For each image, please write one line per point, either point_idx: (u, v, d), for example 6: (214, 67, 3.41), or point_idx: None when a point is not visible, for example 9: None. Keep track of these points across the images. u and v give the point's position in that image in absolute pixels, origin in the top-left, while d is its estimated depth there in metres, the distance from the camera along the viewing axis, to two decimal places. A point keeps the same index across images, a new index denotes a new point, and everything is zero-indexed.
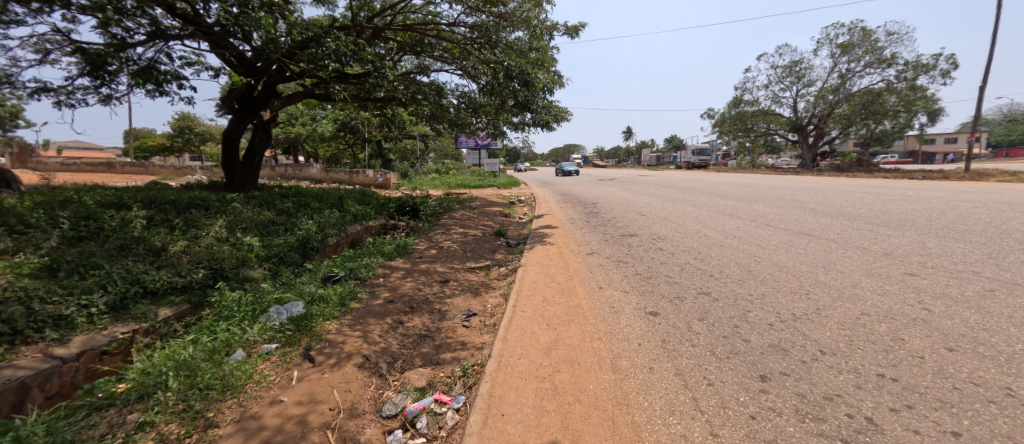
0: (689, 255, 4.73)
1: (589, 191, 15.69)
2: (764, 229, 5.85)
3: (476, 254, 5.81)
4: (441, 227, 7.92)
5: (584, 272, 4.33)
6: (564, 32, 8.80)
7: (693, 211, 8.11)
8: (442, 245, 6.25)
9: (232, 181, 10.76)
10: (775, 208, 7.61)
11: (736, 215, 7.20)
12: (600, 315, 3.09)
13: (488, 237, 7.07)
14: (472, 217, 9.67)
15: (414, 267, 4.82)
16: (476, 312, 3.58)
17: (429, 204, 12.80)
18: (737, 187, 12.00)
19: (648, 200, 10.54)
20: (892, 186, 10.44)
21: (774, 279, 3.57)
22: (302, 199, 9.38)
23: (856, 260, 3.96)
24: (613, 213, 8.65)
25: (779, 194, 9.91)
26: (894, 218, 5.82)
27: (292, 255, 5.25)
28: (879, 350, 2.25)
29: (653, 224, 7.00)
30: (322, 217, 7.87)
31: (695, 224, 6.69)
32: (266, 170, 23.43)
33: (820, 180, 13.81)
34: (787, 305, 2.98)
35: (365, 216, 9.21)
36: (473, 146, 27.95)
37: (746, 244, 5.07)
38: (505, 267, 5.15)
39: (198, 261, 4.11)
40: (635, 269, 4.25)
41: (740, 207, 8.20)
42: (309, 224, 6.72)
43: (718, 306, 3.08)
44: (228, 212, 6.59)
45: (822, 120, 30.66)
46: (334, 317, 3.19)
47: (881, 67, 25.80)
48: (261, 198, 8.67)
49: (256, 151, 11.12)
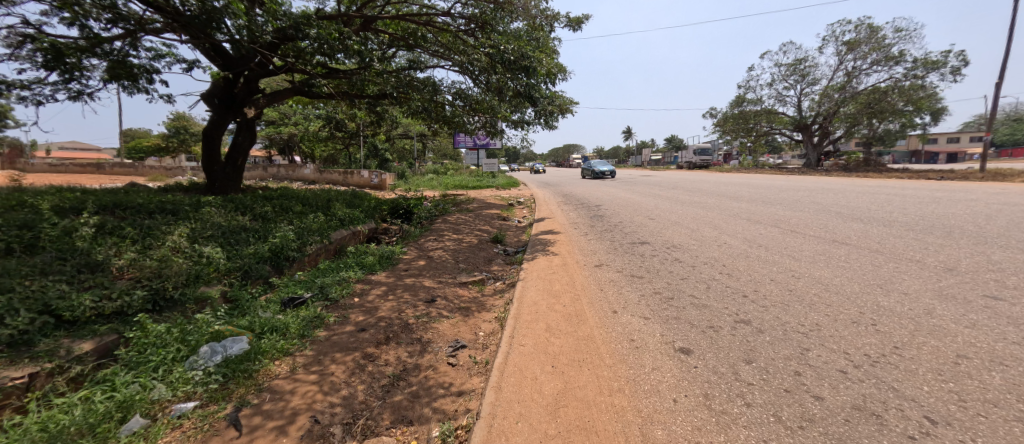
0: (713, 268, 4.12)
1: (591, 192, 15.11)
2: (791, 236, 5.24)
3: (470, 265, 5.20)
4: (433, 233, 7.28)
5: (593, 290, 3.70)
6: (567, 22, 8.19)
7: (706, 215, 7.49)
8: (432, 254, 5.63)
9: (213, 183, 10.15)
10: (796, 212, 6.99)
11: (754, 220, 6.59)
12: (617, 352, 2.48)
13: (483, 245, 6.45)
14: (467, 221, 9.04)
15: (397, 280, 4.19)
16: (465, 343, 2.96)
17: (424, 207, 12.20)
18: (747, 188, 11.38)
19: (654, 203, 9.93)
20: (915, 187, 9.82)
21: (824, 303, 2.97)
22: (285, 202, 8.77)
23: (916, 278, 3.35)
24: (619, 217, 8.03)
25: (794, 196, 9.31)
26: (936, 224, 5.22)
27: (261, 268, 4.64)
28: (1010, 420, 1.64)
29: (664, 230, 6.38)
30: (304, 222, 7.25)
31: (712, 230, 6.07)
32: (258, 170, 22.76)
33: (833, 180, 13.24)
34: (854, 341, 2.38)
35: (353, 221, 8.58)
36: (472, 146, 27.38)
37: (776, 254, 4.45)
38: (502, 282, 4.51)
39: (139, 278, 3.49)
40: (653, 288, 3.62)
41: (757, 210, 7.58)
42: (286, 231, 6.10)
43: (765, 341, 2.46)
44: (196, 217, 5.96)
45: (827, 119, 30.11)
46: (288, 354, 2.57)
47: (888, 65, 25.25)
48: (240, 201, 8.04)
49: (240, 150, 10.46)
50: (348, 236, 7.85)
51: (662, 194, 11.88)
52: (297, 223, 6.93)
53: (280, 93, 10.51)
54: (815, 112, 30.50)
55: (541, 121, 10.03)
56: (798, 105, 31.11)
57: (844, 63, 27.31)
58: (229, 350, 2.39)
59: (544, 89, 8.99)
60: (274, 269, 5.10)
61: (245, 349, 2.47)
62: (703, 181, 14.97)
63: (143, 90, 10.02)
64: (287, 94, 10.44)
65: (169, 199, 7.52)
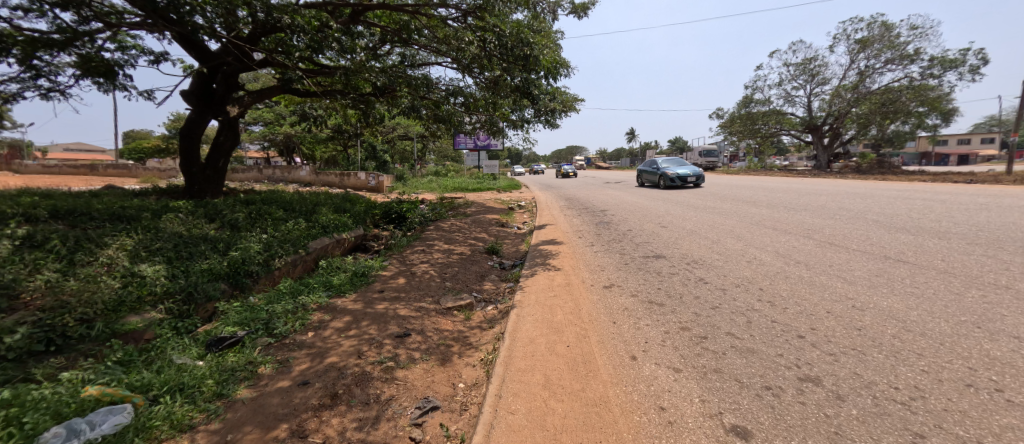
0: (748, 293, 3.39)
1: (595, 196, 14.42)
2: (832, 250, 4.51)
3: (459, 283, 4.49)
4: (422, 243, 6.59)
5: (605, 324, 2.98)
6: (571, 10, 7.48)
7: (724, 222, 6.76)
8: (417, 269, 4.94)
9: (192, 186, 9.50)
10: (827, 220, 6.25)
11: (781, 229, 5.86)
12: (644, 435, 1.74)
13: (476, 257, 5.75)
14: (463, 227, 8.35)
15: (366, 309, 3.49)
16: (437, 402, 2.25)
17: (419, 211, 11.56)
18: (764, 191, 10.64)
19: (664, 208, 9.23)
20: (946, 191, 9.09)
21: (913, 353, 2.25)
22: (266, 207, 8.13)
23: (1018, 313, 2.63)
24: (627, 225, 7.32)
25: (818, 201, 8.54)
26: (1001, 237, 4.49)
27: (211, 288, 3.94)
28: None
29: (680, 241, 5.66)
30: (280, 230, 6.58)
31: (736, 241, 5.35)
32: (253, 172, 22.12)
33: (852, 183, 12.49)
34: (984, 423, 1.66)
35: (337, 228, 7.89)
36: (473, 147, 26.76)
37: (821, 275, 3.72)
38: (493, 307, 3.81)
39: (38, 310, 2.81)
40: (680, 322, 2.89)
41: (781, 217, 6.83)
42: (254, 241, 5.42)
43: (853, 419, 1.74)
44: (153, 225, 5.30)
45: (838, 120, 29.27)
46: (186, 430, 1.87)
47: (903, 63, 24.46)
48: (213, 206, 7.40)
49: (222, 150, 9.77)
50: (331, 245, 7.15)
51: (671, 198, 11.15)
52: (272, 231, 6.25)
53: (266, 91, 9.85)
54: (825, 112, 29.67)
55: (541, 118, 9.33)
56: (808, 105, 30.30)
57: (857, 61, 26.52)
58: (97, 428, 1.69)
59: (545, 84, 8.25)
60: (231, 287, 4.39)
61: (121, 425, 1.77)
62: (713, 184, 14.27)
63: (122, 88, 9.41)
64: (274, 92, 9.78)
65: (135, 204, 6.84)
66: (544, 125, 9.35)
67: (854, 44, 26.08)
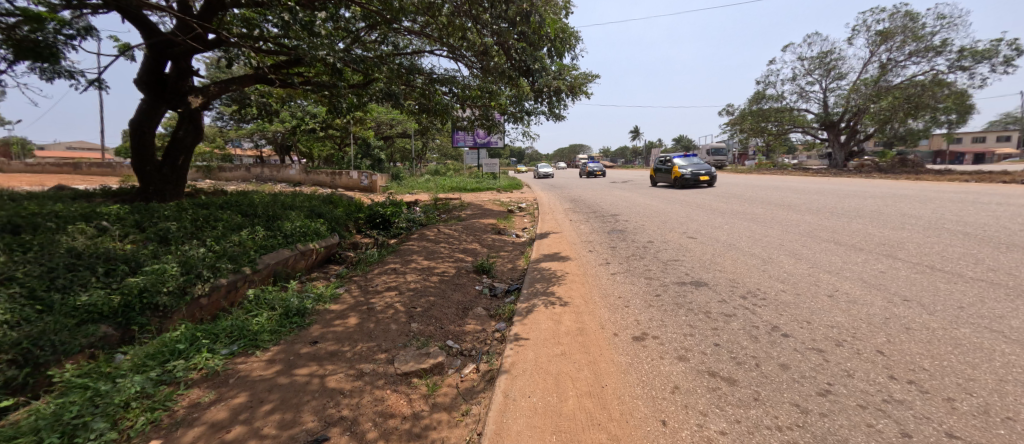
0: (865, 363, 2.18)
1: (602, 197, 13.32)
2: (943, 280, 3.30)
3: (431, 324, 3.25)
4: (398, 258, 5.34)
5: (650, 430, 1.77)
6: None
7: (766, 233, 5.58)
8: (380, 298, 3.71)
9: (147, 187, 8.34)
10: (901, 232, 5.01)
11: (850, 246, 4.60)
12: None
13: (462, 281, 4.48)
14: (452, 235, 7.12)
15: (275, 379, 2.27)
16: None
17: (408, 214, 10.49)
18: (793, 194, 9.51)
19: (684, 213, 8.03)
20: (1013, 193, 7.86)
21: None
22: (225, 212, 7.01)
23: None
24: (647, 235, 6.12)
25: (873, 206, 7.19)
26: None
27: (64, 339, 2.72)
28: None
29: (722, 260, 4.42)
30: (227, 240, 5.40)
31: (796, 262, 4.14)
32: (241, 170, 20.98)
33: (888, 184, 11.37)
34: None
35: (303, 237, 6.67)
36: (472, 145, 25.69)
37: (962, 326, 2.50)
38: (472, 371, 2.57)
39: None
40: (785, 434, 1.67)
41: (838, 227, 5.58)
42: (176, 258, 4.22)
43: None
44: (42, 238, 4.11)
45: (856, 117, 27.94)
46: None
47: (928, 56, 23.30)
48: (157, 211, 6.26)
49: (182, 146, 8.65)
50: (289, 260, 5.90)
51: (690, 201, 9.90)
52: (210, 244, 5.05)
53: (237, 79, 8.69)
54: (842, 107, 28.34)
55: (546, 105, 8.05)
56: (824, 101, 29.01)
57: (878, 54, 25.34)
58: None
59: (550, 62, 7.01)
60: (119, 330, 3.19)
61: None
62: (729, 185, 13.20)
63: (70, 77, 8.29)
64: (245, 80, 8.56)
65: (59, 208, 5.75)
66: (549, 111, 8.06)
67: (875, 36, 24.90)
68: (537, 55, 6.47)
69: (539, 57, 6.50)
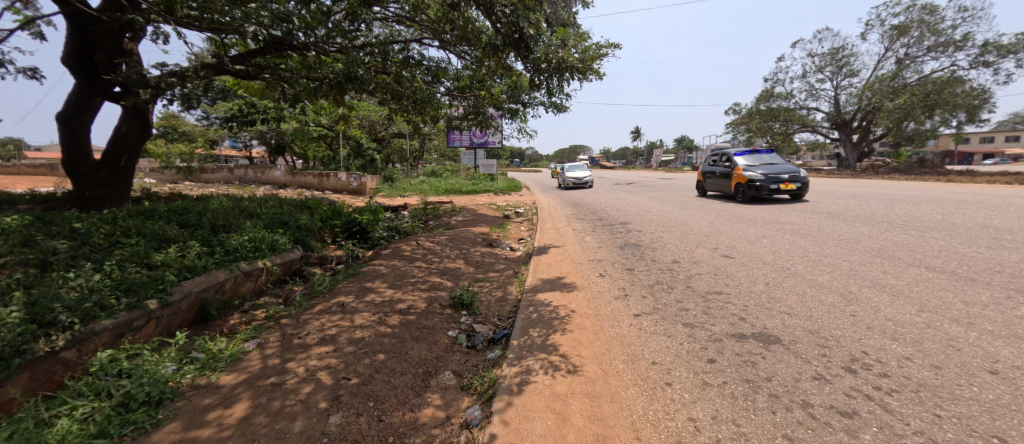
0: None
1: (608, 201, 12.22)
2: None
3: (362, 416, 2.06)
4: (355, 285, 4.15)
5: None
6: None
7: (824, 252, 4.43)
8: (300, 362, 2.52)
9: (82, 192, 7.17)
10: (1009, 253, 3.85)
11: (954, 274, 3.43)
12: None
13: (430, 325, 3.28)
14: (433, 249, 5.94)
15: None
16: None
17: (392, 221, 9.39)
18: (828, 200, 8.40)
19: (708, 222, 6.91)
20: None
21: None
22: (161, 223, 5.85)
23: None
24: (671, 253, 4.97)
25: (937, 216, 6.05)
26: None
27: None
28: None
29: (785, 297, 3.24)
30: (136, 264, 4.18)
31: (894, 301, 2.97)
32: (224, 172, 19.82)
33: (928, 187, 10.31)
34: None
35: (250, 254, 5.49)
36: (467, 145, 24.62)
37: None
38: None
39: None
40: None
41: (915, 245, 4.42)
42: (28, 296, 3.01)
43: None
44: None
45: (869, 116, 26.88)
46: None
47: (947, 51, 22.31)
48: (66, 222, 5.08)
49: (125, 144, 7.49)
50: (221, 285, 4.66)
51: (710, 206, 8.78)
52: (108, 269, 3.85)
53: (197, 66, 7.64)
54: (855, 106, 27.30)
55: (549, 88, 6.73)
56: (835, 99, 27.98)
57: (894, 50, 24.35)
58: None
59: (547, 33, 5.73)
60: None
61: None
62: None
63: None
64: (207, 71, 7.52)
65: None
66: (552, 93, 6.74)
67: (891, 31, 23.91)
68: (535, 17, 5.44)
69: (537, 19, 5.46)
